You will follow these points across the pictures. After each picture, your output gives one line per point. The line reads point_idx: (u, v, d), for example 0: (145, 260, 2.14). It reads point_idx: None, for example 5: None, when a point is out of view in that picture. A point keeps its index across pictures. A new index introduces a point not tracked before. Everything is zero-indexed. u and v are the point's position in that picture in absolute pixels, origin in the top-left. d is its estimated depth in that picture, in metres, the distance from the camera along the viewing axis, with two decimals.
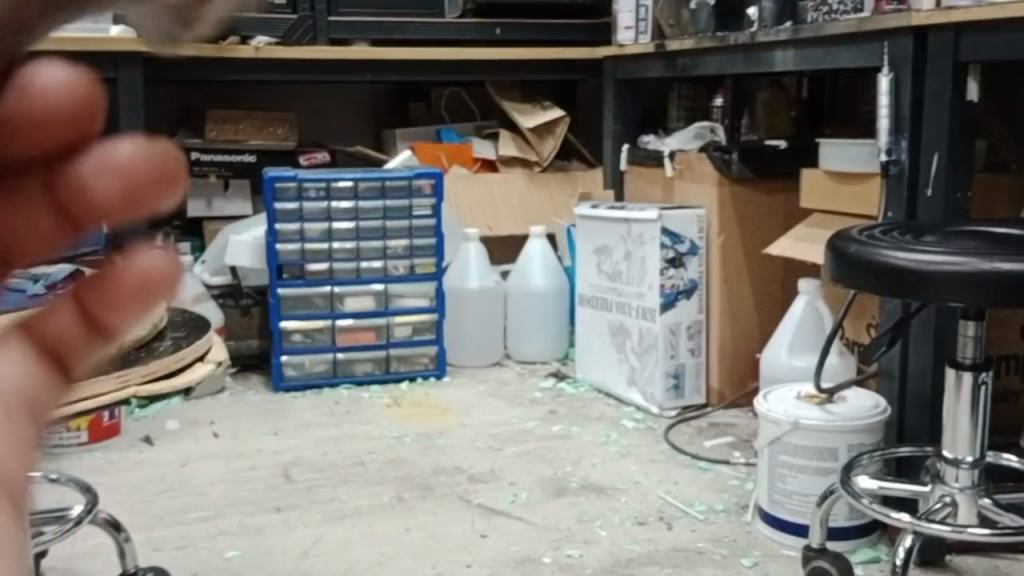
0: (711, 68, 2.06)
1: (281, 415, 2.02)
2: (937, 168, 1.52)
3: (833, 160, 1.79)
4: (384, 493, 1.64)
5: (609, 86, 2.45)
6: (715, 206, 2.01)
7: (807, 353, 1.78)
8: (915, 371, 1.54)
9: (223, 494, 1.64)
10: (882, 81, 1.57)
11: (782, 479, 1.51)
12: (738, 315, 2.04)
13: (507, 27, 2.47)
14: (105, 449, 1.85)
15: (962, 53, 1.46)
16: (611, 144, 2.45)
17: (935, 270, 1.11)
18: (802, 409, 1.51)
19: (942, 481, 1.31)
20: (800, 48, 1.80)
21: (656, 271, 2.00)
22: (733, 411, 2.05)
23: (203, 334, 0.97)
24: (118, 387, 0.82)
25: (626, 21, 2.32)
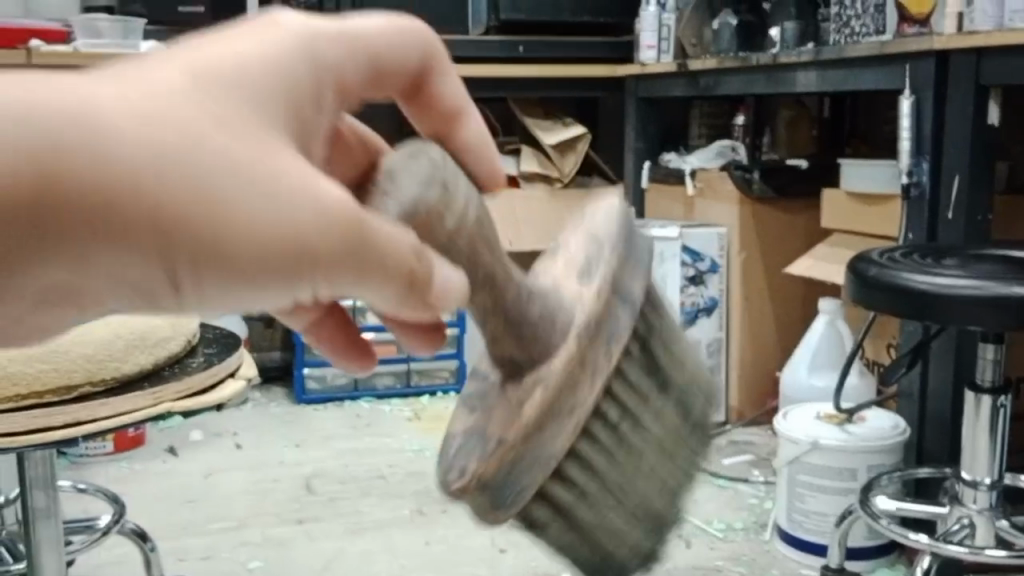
0: (732, 88, 2.08)
1: (303, 427, 2.04)
2: (958, 191, 1.53)
3: (854, 181, 1.79)
4: (404, 506, 1.65)
5: (631, 103, 2.47)
6: (738, 224, 2.03)
7: (826, 372, 1.79)
8: (934, 392, 1.54)
9: (246, 505, 1.66)
10: (904, 104, 1.57)
11: (801, 498, 1.52)
12: (756, 332, 2.05)
13: (531, 44, 2.47)
14: (130, 458, 1.88)
15: (984, 76, 1.47)
16: (634, 162, 2.52)
17: (956, 294, 1.12)
18: (821, 429, 1.52)
19: (960, 503, 1.32)
20: (822, 69, 1.81)
21: (677, 288, 2.02)
22: (752, 428, 2.06)
23: (234, 350, 0.98)
24: (153, 402, 0.84)
25: (648, 39, 2.35)
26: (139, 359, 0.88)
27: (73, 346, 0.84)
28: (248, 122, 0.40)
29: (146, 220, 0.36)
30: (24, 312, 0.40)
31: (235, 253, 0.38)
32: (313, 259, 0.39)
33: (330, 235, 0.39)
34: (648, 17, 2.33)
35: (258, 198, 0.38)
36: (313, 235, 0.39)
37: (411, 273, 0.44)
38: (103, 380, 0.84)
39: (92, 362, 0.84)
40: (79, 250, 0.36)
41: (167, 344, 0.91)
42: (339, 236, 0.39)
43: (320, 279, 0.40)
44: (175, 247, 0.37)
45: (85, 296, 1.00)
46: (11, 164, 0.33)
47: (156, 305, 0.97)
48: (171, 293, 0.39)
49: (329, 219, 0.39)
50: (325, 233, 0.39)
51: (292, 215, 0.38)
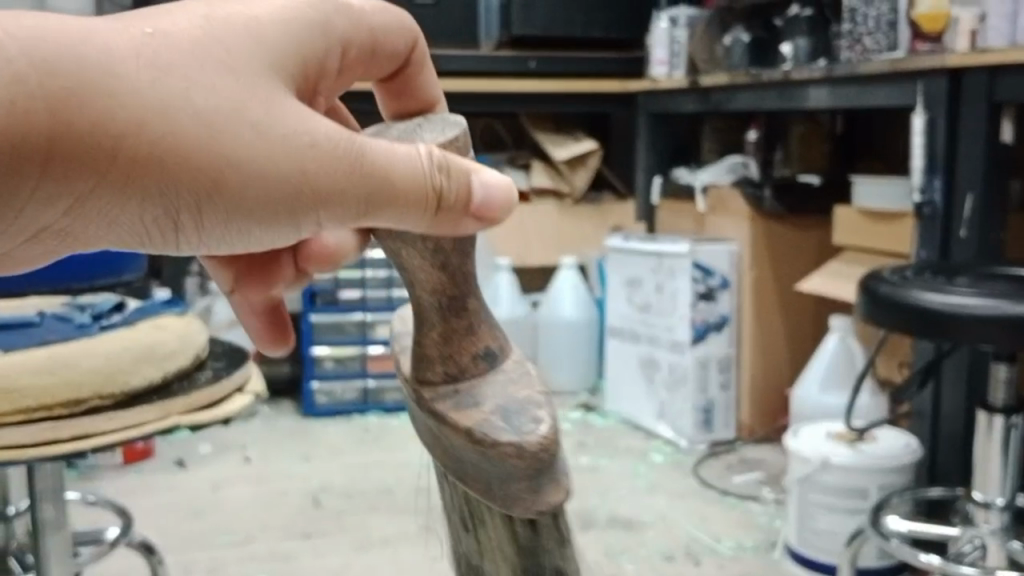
0: (744, 103, 2.08)
1: (312, 441, 2.04)
2: (971, 209, 1.52)
3: (866, 198, 1.78)
4: (411, 521, 1.65)
5: (643, 120, 2.49)
6: (749, 240, 2.01)
7: (838, 390, 1.77)
8: (947, 412, 1.53)
9: (254, 518, 1.66)
10: (916, 122, 1.56)
11: (812, 516, 1.51)
12: (768, 349, 2.04)
13: (542, 59, 2.47)
14: (138, 471, 1.88)
15: (997, 93, 1.46)
16: (644, 177, 2.52)
17: (968, 313, 1.11)
18: (831, 447, 1.51)
19: (972, 524, 1.31)
20: (833, 85, 1.81)
21: (687, 304, 2.01)
22: (763, 446, 2.05)
23: (243, 365, 0.98)
24: (161, 414, 0.84)
25: (660, 55, 2.40)
26: (146, 372, 0.87)
27: (83, 359, 0.85)
28: (256, 75, 0.50)
29: (189, 170, 0.48)
30: (31, 233, 0.50)
31: (249, 195, 0.50)
32: (320, 198, 0.51)
33: (348, 180, 0.51)
34: (659, 33, 2.38)
35: (263, 155, 0.50)
36: (321, 189, 0.51)
37: (436, 199, 0.53)
38: (111, 394, 0.85)
39: (101, 375, 0.84)
40: (112, 195, 0.47)
41: (176, 358, 0.91)
42: (352, 184, 0.51)
43: (323, 216, 0.52)
44: (181, 187, 0.48)
45: (96, 309, 1.00)
46: (30, 103, 0.43)
47: (166, 319, 0.97)
48: (170, 232, 0.51)
49: (334, 160, 0.51)
50: (340, 179, 0.51)
51: (309, 167, 0.50)
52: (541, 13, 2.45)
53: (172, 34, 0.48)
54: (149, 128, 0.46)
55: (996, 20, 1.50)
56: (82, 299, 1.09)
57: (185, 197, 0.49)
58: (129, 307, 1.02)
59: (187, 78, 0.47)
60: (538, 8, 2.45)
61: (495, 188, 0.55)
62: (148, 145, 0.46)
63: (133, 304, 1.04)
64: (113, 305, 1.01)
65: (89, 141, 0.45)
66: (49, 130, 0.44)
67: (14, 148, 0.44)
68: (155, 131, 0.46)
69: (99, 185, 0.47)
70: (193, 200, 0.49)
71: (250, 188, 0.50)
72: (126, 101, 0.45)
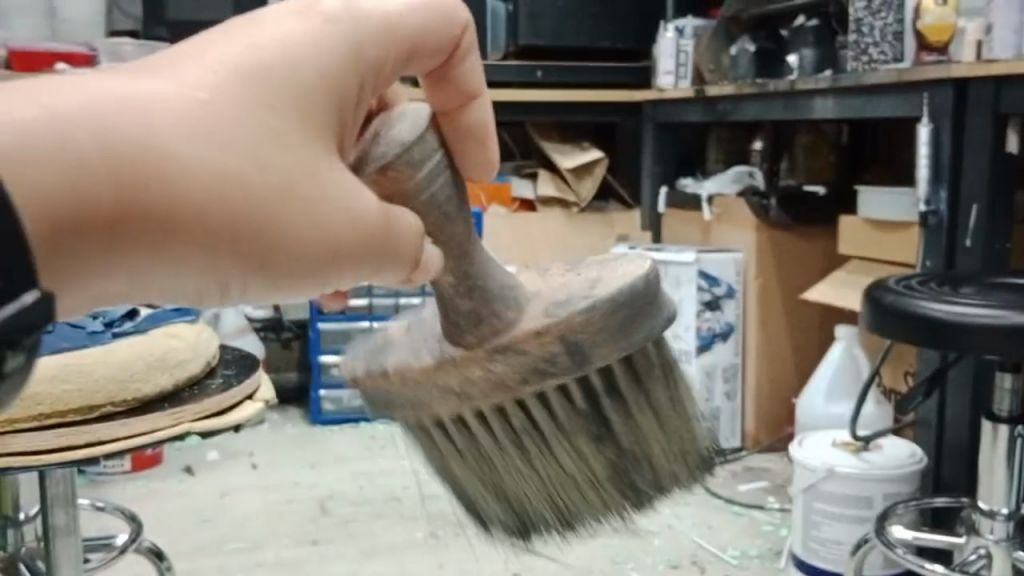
0: (750, 113, 2.09)
1: (319, 448, 2.05)
2: (977, 219, 1.53)
3: (871, 208, 1.80)
4: (418, 529, 1.65)
5: (649, 129, 2.50)
6: (755, 251, 2.03)
7: (844, 399, 1.78)
8: (952, 421, 1.54)
9: (261, 525, 1.67)
10: (922, 132, 1.58)
11: (816, 525, 1.52)
12: (774, 358, 2.05)
13: (548, 69, 2.50)
14: (147, 477, 1.89)
15: (1003, 104, 1.47)
16: (651, 186, 2.52)
17: (972, 322, 1.12)
18: (837, 457, 1.51)
19: (978, 533, 1.31)
20: (839, 96, 1.82)
21: (693, 312, 2.01)
22: (768, 455, 2.05)
23: (253, 372, 0.99)
24: (173, 421, 0.85)
25: (666, 65, 2.41)
26: (158, 380, 0.88)
27: (96, 367, 0.85)
28: (294, 137, 0.54)
29: (224, 232, 0.51)
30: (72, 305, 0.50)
31: (269, 251, 0.54)
32: (342, 254, 0.56)
33: (338, 232, 0.56)
34: (666, 42, 2.39)
35: (305, 220, 0.54)
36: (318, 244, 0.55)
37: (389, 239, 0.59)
38: (124, 401, 0.86)
39: (114, 383, 0.85)
40: (158, 265, 0.50)
41: (187, 365, 0.92)
42: (343, 235, 0.56)
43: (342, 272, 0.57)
44: (235, 255, 0.52)
45: (107, 317, 1.00)
46: (102, 189, 0.45)
47: (178, 326, 0.98)
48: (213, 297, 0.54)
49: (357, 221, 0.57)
50: (334, 233, 0.56)
51: (312, 221, 0.54)
52: (548, 23, 2.48)
53: (222, 100, 0.51)
54: (194, 203, 0.49)
55: (1002, 31, 1.49)
56: (94, 306, 1.10)
57: (224, 266, 0.52)
58: (140, 314, 1.03)
59: (236, 151, 0.51)
60: (547, 17, 2.48)
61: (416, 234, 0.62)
62: (195, 214, 0.49)
63: (144, 311, 1.05)
64: (126, 312, 1.02)
65: (150, 212, 0.47)
66: (109, 206, 0.46)
67: (87, 226, 0.46)
68: (198, 204, 0.49)
69: (153, 261, 0.50)
70: (229, 262, 0.52)
71: (275, 246, 0.53)
72: (178, 171, 0.48)
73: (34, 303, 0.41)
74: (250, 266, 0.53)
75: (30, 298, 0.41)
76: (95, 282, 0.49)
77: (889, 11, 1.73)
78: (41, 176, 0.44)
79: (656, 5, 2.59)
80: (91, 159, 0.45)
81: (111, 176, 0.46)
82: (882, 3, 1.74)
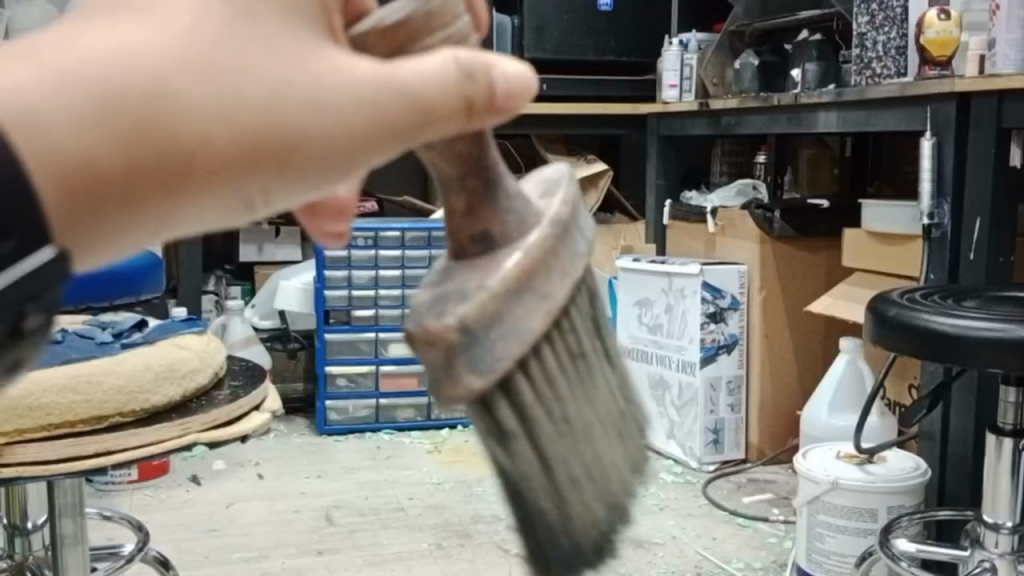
0: (754, 126, 2.10)
1: (324, 458, 2.06)
2: (980, 233, 1.53)
3: (877, 222, 1.81)
4: (423, 539, 1.66)
5: (653, 141, 2.52)
6: (759, 262, 2.03)
7: (848, 411, 1.79)
8: (955, 433, 1.54)
9: (267, 535, 1.67)
10: (926, 146, 1.58)
11: (821, 538, 1.52)
12: (778, 372, 2.05)
13: (554, 82, 2.51)
14: (154, 487, 1.90)
15: (1006, 119, 1.48)
16: (655, 201, 2.51)
17: (974, 336, 1.12)
18: (841, 469, 1.52)
19: (982, 546, 1.31)
20: (843, 109, 1.83)
21: (697, 325, 2.02)
22: (772, 467, 2.05)
23: (261, 383, 1.00)
24: (182, 431, 0.86)
25: (671, 79, 2.39)
26: (167, 391, 0.89)
27: (105, 379, 0.86)
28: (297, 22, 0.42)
29: (248, 149, 0.39)
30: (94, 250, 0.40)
31: (307, 159, 0.41)
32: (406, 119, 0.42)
33: (382, 107, 0.41)
34: (671, 56, 2.38)
35: (347, 100, 0.41)
36: (356, 126, 0.41)
37: (469, 102, 0.42)
38: (133, 411, 0.86)
39: (123, 394, 0.86)
40: (177, 207, 0.40)
41: (195, 377, 0.93)
42: (392, 107, 0.41)
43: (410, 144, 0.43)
44: (274, 162, 0.40)
45: (117, 328, 1.01)
46: (94, 113, 0.37)
47: (187, 338, 0.99)
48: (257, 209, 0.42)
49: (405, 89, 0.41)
50: (376, 107, 0.41)
51: (342, 104, 0.41)
52: (553, 38, 2.52)
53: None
54: (196, 135, 0.38)
55: (1005, 46, 1.50)
56: (105, 317, 1.11)
57: (257, 181, 0.40)
58: (149, 324, 1.05)
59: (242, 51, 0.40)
60: (550, 32, 2.52)
61: (513, 80, 0.43)
62: (195, 144, 0.38)
63: (153, 322, 1.06)
64: (135, 323, 1.03)
65: (148, 156, 0.38)
66: (103, 157, 0.37)
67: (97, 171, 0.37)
68: (196, 128, 0.38)
69: (175, 190, 0.39)
70: (256, 180, 0.40)
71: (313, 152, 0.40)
72: (170, 104, 0.38)
73: (44, 261, 0.36)
74: (290, 179, 0.41)
75: (45, 252, 0.36)
76: (118, 243, 0.40)
77: (893, 25, 1.74)
78: (46, 130, 0.36)
79: (661, 20, 2.61)
80: (68, 119, 0.36)
81: (99, 122, 0.37)
82: (885, 18, 1.75)
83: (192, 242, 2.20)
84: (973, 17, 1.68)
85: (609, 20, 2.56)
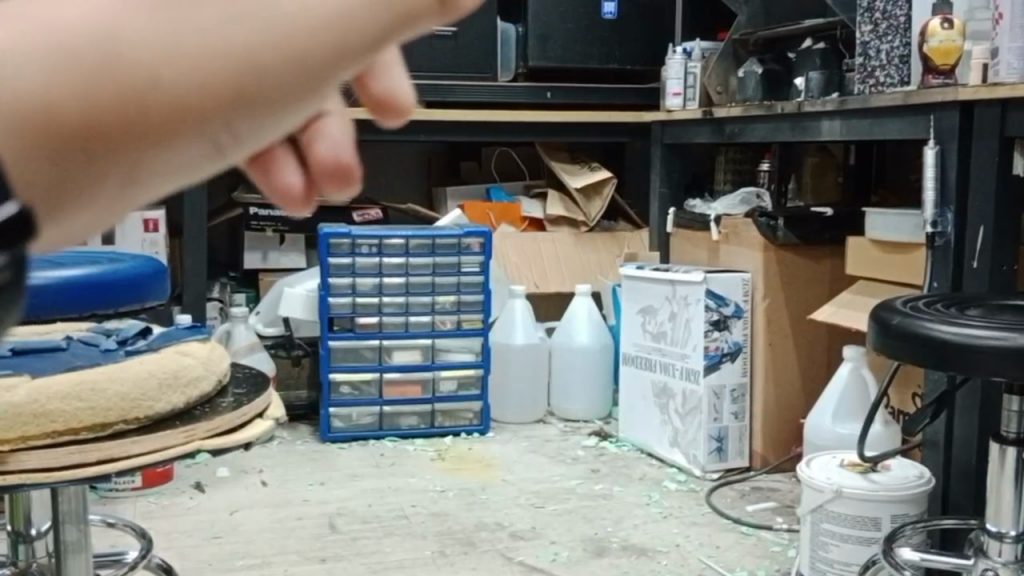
0: (757, 135, 2.11)
1: (328, 465, 2.06)
2: (983, 242, 1.53)
3: (880, 229, 1.81)
4: (427, 547, 1.66)
5: (657, 150, 2.52)
6: (763, 270, 2.04)
7: (851, 419, 1.79)
8: (959, 442, 1.55)
9: (270, 543, 1.67)
10: (929, 154, 1.58)
11: (824, 547, 1.52)
12: (781, 379, 2.05)
13: (558, 90, 2.55)
14: (158, 494, 1.90)
15: (1008, 128, 1.48)
16: (659, 208, 2.52)
17: (979, 345, 1.12)
18: (844, 478, 1.51)
19: (985, 555, 1.31)
20: (846, 118, 1.83)
21: (700, 332, 2.02)
22: (776, 475, 2.05)
23: (264, 391, 1.00)
24: (185, 438, 0.86)
25: (674, 87, 2.43)
26: (170, 398, 0.90)
27: (109, 385, 0.86)
28: None
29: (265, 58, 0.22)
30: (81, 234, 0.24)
31: (297, 95, 0.23)
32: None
33: (370, 6, 0.22)
34: (675, 64, 2.41)
35: None
36: (327, 32, 0.22)
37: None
38: (137, 418, 0.86)
39: (127, 401, 0.86)
40: (161, 163, 0.23)
41: (198, 384, 0.94)
42: (368, 2, 0.22)
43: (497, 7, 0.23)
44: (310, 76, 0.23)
45: (122, 335, 1.02)
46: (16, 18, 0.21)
47: (190, 345, 0.99)
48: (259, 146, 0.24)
49: None
50: (359, 4, 0.22)
51: (312, 4, 0.22)
52: (557, 46, 2.53)
53: None
54: (164, 65, 0.21)
55: (1007, 55, 1.50)
56: (108, 324, 1.11)
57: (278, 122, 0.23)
58: (153, 332, 1.05)
59: None
60: (554, 40, 2.53)
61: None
62: (172, 100, 0.22)
63: (156, 330, 1.06)
64: (138, 330, 1.04)
65: (115, 80, 0.21)
66: (59, 103, 0.21)
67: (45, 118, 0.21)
68: (157, 43, 0.21)
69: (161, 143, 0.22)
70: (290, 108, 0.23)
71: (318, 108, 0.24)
72: (129, 39, 0.21)
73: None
74: (277, 115, 0.23)
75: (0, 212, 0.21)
76: (103, 220, 0.24)
77: (896, 34, 1.74)
78: None
79: (665, 28, 2.62)
80: (13, 62, 0.21)
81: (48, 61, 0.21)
82: (888, 26, 1.75)
83: (197, 249, 2.20)
84: (975, 26, 1.69)
85: (613, 28, 2.57)
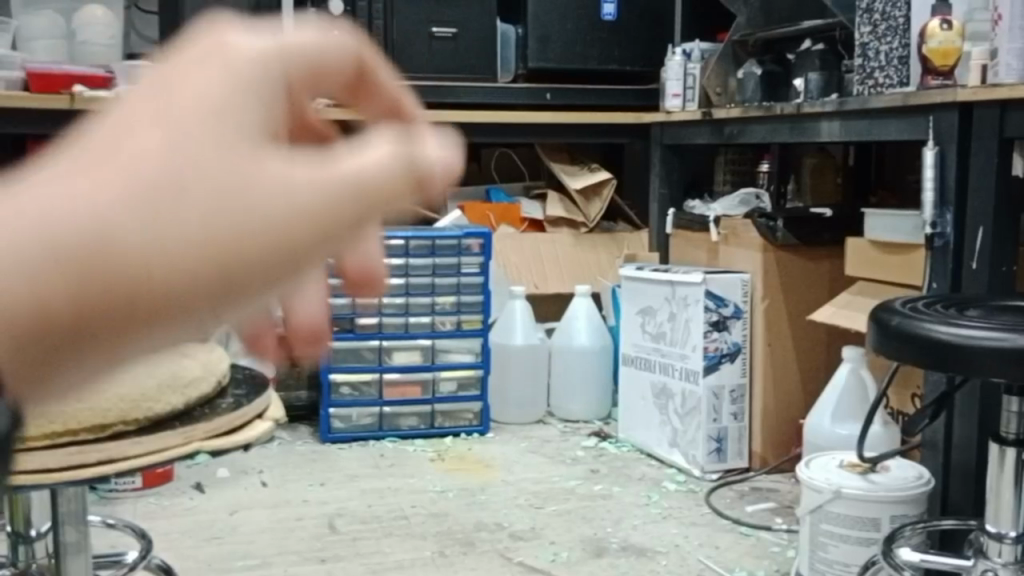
0: (757, 135, 2.11)
1: (327, 466, 2.07)
2: (982, 242, 1.53)
3: (878, 231, 1.81)
4: (426, 547, 1.66)
5: (656, 151, 2.53)
6: (762, 271, 2.04)
7: (850, 420, 1.79)
8: (959, 443, 1.55)
9: (270, 543, 1.67)
10: (928, 156, 1.58)
11: (824, 547, 1.52)
12: (780, 380, 2.05)
13: (557, 91, 2.55)
14: (157, 495, 1.90)
15: (1007, 129, 1.48)
16: (659, 209, 2.52)
17: (976, 345, 1.12)
18: (844, 478, 1.52)
19: (985, 556, 1.31)
20: (845, 119, 1.83)
21: (700, 333, 2.01)
22: (775, 476, 2.05)
23: (263, 392, 1.00)
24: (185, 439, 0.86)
25: (673, 89, 2.42)
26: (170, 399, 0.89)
27: None
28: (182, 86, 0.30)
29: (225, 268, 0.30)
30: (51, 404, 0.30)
31: (253, 277, 0.30)
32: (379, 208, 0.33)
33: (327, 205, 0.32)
34: (674, 66, 2.41)
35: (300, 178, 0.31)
36: (290, 227, 0.31)
37: (399, 178, 0.33)
38: (135, 419, 0.86)
39: (126, 402, 0.86)
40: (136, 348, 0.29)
41: (197, 385, 0.94)
42: (313, 211, 0.32)
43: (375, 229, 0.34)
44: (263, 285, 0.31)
45: None
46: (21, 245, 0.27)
47: (189, 347, 0.99)
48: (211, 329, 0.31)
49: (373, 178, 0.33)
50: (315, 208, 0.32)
51: (278, 216, 0.31)
52: (557, 47, 2.53)
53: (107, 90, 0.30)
54: (154, 262, 0.28)
55: (1006, 56, 1.50)
56: None
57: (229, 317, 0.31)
58: None
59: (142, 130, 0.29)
60: (554, 42, 2.53)
61: (445, 150, 0.35)
62: (162, 288, 0.29)
63: None
64: None
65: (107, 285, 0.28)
66: (48, 295, 0.27)
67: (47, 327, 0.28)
68: (154, 235, 0.28)
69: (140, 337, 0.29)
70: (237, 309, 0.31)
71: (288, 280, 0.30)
72: (127, 234, 0.28)
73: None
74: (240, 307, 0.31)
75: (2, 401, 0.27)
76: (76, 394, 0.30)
77: (895, 35, 1.74)
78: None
79: (664, 29, 2.62)
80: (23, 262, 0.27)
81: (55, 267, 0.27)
82: (887, 27, 1.76)
83: None
84: (974, 27, 1.69)
85: (612, 30, 2.58)
